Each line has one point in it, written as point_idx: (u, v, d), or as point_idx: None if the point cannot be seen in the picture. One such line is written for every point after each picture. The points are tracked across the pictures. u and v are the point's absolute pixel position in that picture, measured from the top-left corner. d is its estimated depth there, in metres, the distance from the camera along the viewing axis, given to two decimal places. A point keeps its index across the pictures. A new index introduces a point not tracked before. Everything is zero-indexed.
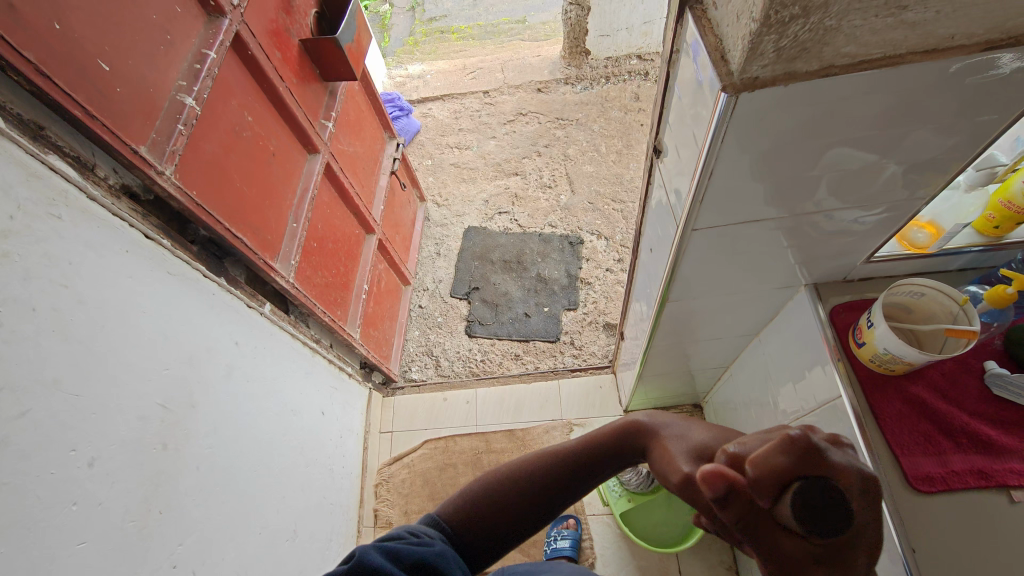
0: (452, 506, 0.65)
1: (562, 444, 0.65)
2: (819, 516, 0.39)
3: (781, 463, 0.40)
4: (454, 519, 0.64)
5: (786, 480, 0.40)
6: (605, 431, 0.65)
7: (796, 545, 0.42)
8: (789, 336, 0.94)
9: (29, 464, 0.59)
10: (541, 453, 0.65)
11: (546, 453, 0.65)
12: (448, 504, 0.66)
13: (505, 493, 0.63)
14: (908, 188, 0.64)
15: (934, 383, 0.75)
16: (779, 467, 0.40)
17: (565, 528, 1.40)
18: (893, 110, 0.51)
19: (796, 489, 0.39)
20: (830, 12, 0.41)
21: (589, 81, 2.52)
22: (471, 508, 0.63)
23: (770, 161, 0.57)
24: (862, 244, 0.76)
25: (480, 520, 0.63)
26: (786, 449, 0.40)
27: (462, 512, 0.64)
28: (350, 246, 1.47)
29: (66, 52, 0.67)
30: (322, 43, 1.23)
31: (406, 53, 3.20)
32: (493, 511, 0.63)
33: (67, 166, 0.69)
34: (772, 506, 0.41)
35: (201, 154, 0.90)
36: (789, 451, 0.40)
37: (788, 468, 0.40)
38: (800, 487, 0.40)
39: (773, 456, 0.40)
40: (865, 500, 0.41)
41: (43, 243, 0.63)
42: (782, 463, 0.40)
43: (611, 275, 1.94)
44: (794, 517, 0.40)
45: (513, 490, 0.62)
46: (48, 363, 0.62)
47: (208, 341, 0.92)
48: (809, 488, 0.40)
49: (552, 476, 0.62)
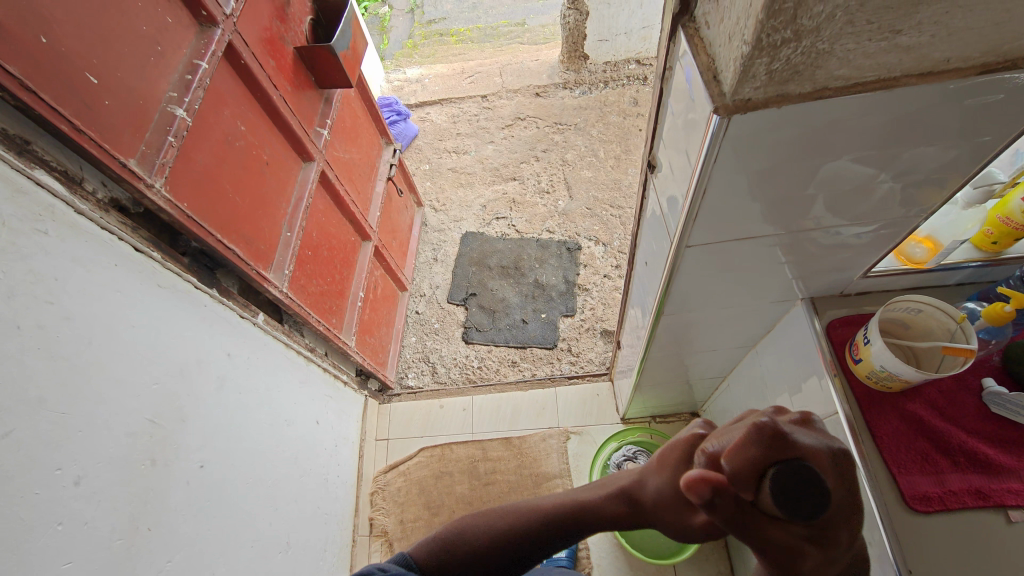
0: (433, 545, 0.67)
1: (552, 496, 0.67)
2: (797, 499, 0.44)
3: (753, 454, 0.45)
4: (433, 561, 0.66)
5: (762, 471, 0.45)
6: (598, 489, 0.66)
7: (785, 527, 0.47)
8: (786, 349, 0.93)
9: (12, 485, 0.58)
10: (531, 502, 0.67)
11: (536, 502, 0.67)
12: (428, 541, 0.68)
13: (488, 536, 0.64)
14: (905, 204, 0.63)
15: (931, 401, 0.74)
16: (751, 459, 0.45)
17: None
18: (888, 130, 0.50)
19: (773, 476, 0.44)
20: (822, 35, 0.40)
21: (587, 85, 2.52)
22: (451, 547, 0.65)
23: (765, 180, 0.56)
24: (859, 259, 0.75)
25: (459, 560, 0.65)
26: (754, 442, 0.45)
27: (443, 548, 0.66)
28: (346, 253, 1.46)
29: (53, 66, 0.66)
30: (317, 51, 1.22)
31: (405, 56, 3.20)
32: (472, 552, 0.64)
33: (54, 181, 0.68)
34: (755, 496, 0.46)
35: (193, 165, 0.89)
36: (757, 444, 0.45)
37: (760, 458, 0.45)
38: (775, 473, 0.44)
39: (744, 451, 0.45)
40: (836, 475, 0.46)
41: (28, 259, 0.62)
42: (753, 454, 0.45)
43: (608, 281, 1.93)
44: (776, 503, 0.44)
45: (497, 535, 0.64)
46: (32, 381, 0.61)
47: (200, 353, 0.91)
48: (783, 473, 0.44)
49: (537, 528, 0.64)
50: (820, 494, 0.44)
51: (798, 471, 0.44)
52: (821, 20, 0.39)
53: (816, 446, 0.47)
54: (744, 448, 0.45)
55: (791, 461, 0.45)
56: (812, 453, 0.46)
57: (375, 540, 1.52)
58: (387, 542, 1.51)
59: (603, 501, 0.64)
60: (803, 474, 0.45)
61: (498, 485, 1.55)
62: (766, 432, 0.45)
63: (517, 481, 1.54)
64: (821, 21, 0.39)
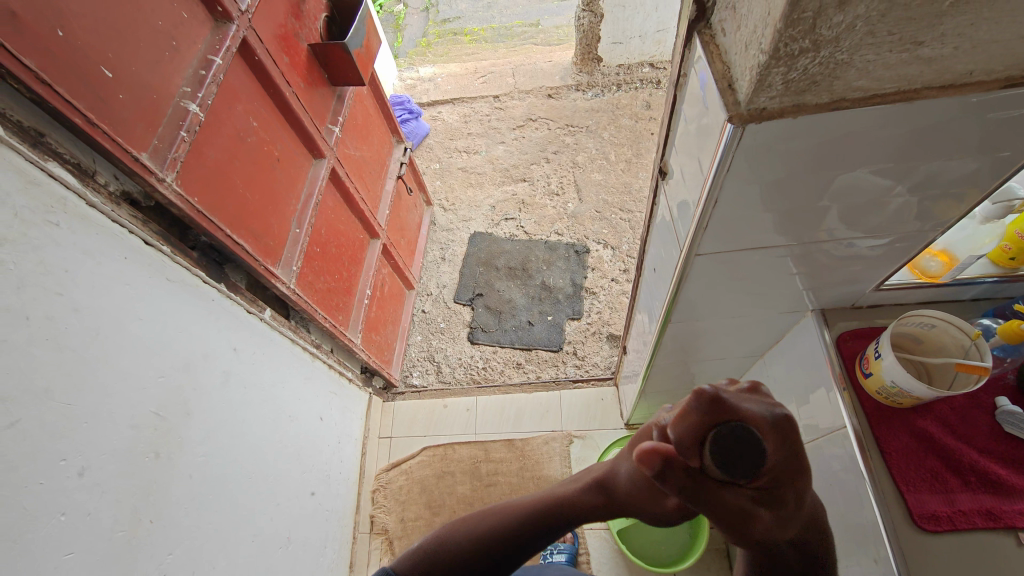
0: (412, 556, 0.64)
1: (529, 494, 0.64)
2: (735, 459, 0.45)
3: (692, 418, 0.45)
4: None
5: (701, 436, 0.45)
6: (572, 482, 0.64)
7: (735, 493, 0.47)
8: (794, 360, 0.92)
9: (17, 475, 0.58)
10: (507, 503, 0.64)
11: (512, 504, 0.63)
12: (406, 552, 0.65)
13: (468, 543, 0.61)
14: (921, 218, 0.62)
15: (943, 418, 0.73)
16: (693, 428, 0.45)
17: (562, 541, 1.39)
18: (906, 142, 0.49)
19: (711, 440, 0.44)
20: (841, 46, 0.39)
21: (600, 88, 2.50)
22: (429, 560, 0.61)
23: (778, 190, 0.55)
24: (871, 272, 0.74)
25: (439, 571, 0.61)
26: (694, 410, 0.45)
27: (422, 563, 0.62)
28: (354, 250, 1.46)
29: (68, 59, 0.67)
30: (331, 49, 1.23)
31: (418, 54, 3.20)
32: (452, 563, 0.60)
33: (67, 173, 0.68)
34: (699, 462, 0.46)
35: (204, 159, 0.89)
36: (696, 413, 0.44)
37: (699, 423, 0.45)
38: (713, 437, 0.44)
39: (686, 420, 0.45)
40: (778, 440, 0.45)
41: (39, 251, 0.63)
42: (694, 421, 0.45)
43: (616, 285, 1.92)
44: (716, 465, 0.45)
45: (477, 539, 0.61)
46: (40, 372, 0.62)
47: (206, 348, 0.91)
48: (721, 437, 0.45)
49: (516, 527, 0.61)
50: (756, 454, 0.45)
51: (735, 433, 0.44)
52: (841, 30, 0.38)
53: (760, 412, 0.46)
54: (686, 416, 0.45)
55: (730, 425, 0.45)
56: (756, 416, 0.45)
57: (376, 538, 1.52)
58: (387, 540, 1.51)
59: (578, 492, 0.61)
60: (740, 436, 0.45)
61: (500, 487, 1.55)
62: (707, 401, 0.44)
63: (519, 484, 1.54)
64: (841, 31, 0.38)
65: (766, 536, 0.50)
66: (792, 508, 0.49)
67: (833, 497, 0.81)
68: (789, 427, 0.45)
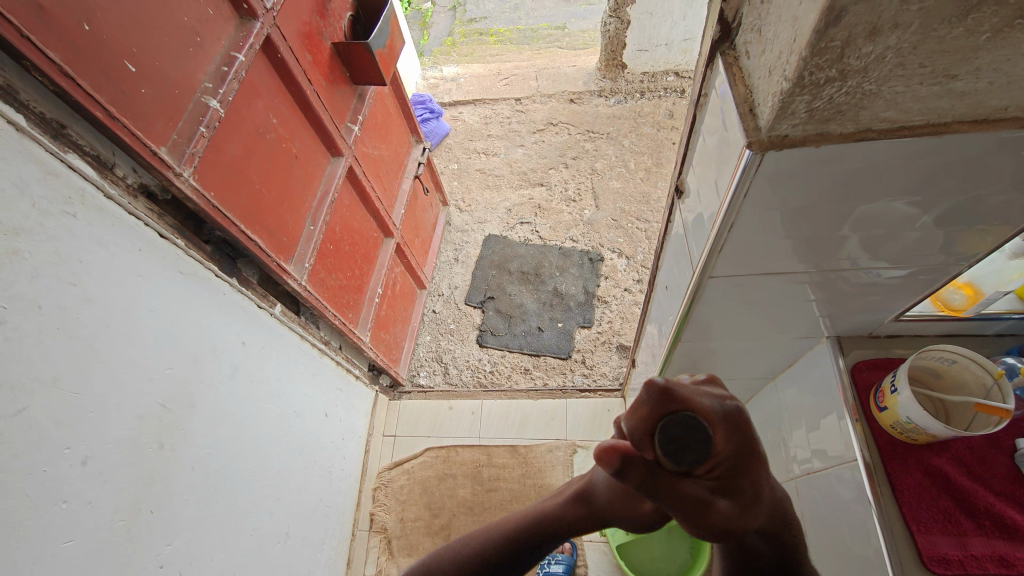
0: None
1: (513, 513, 0.62)
2: (685, 449, 0.45)
3: (643, 411, 0.45)
4: None
5: (652, 428, 0.45)
6: (555, 496, 0.62)
7: (691, 486, 0.47)
8: (807, 386, 0.90)
9: (20, 461, 0.59)
10: (491, 523, 0.61)
11: (495, 525, 0.61)
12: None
13: (453, 565, 0.58)
14: (947, 251, 0.60)
15: (959, 457, 0.70)
16: (644, 420, 0.45)
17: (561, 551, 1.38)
18: (934, 175, 0.47)
19: (661, 431, 0.45)
20: (869, 76, 0.38)
21: (623, 95, 2.48)
22: None
23: (799, 217, 0.53)
24: (891, 303, 0.72)
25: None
26: (644, 401, 0.45)
27: None
28: (367, 249, 1.47)
29: (92, 53, 0.68)
30: (354, 48, 1.23)
31: (442, 53, 3.20)
32: None
33: (86, 165, 0.69)
34: (654, 454, 0.46)
35: (222, 154, 0.90)
36: (647, 403, 0.45)
37: (650, 415, 0.45)
38: (663, 427, 0.45)
39: (638, 413, 0.45)
40: (726, 431, 0.45)
41: (54, 241, 0.64)
42: (647, 413, 0.45)
43: (629, 295, 1.90)
44: (670, 457, 0.45)
45: (463, 560, 0.58)
46: (49, 360, 0.63)
47: (214, 341, 0.92)
48: (672, 427, 0.45)
49: (499, 548, 0.58)
50: (705, 445, 0.45)
51: (687, 422, 0.45)
52: (870, 60, 0.36)
53: (711, 405, 0.46)
54: (637, 409, 0.46)
55: (681, 415, 0.45)
56: (706, 406, 0.45)
57: (374, 536, 1.52)
58: (385, 539, 1.51)
59: (560, 505, 0.59)
60: (689, 427, 0.45)
61: (501, 493, 1.54)
62: (657, 392, 0.44)
63: (520, 490, 1.53)
64: (869, 62, 0.37)
65: (728, 531, 0.49)
66: (751, 500, 0.49)
67: (839, 529, 0.79)
68: (739, 415, 0.46)
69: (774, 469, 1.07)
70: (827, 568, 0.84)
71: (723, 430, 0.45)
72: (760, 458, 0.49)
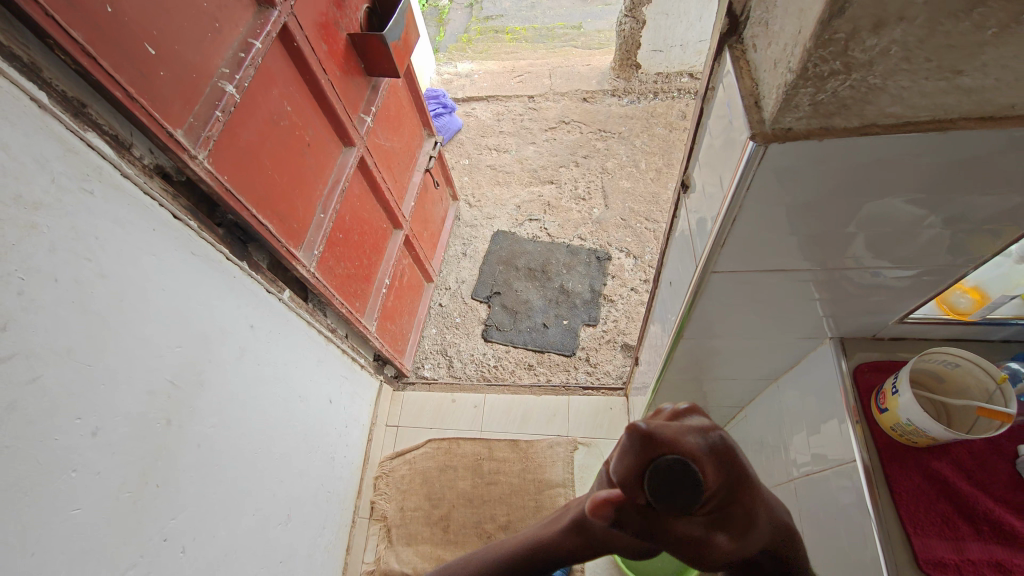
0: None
1: (519, 536, 0.63)
2: (677, 494, 0.44)
3: (630, 458, 0.44)
4: None
5: (641, 476, 0.44)
6: (556, 522, 0.61)
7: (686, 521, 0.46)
8: (809, 387, 0.90)
9: (32, 429, 0.61)
10: (507, 540, 0.65)
11: (505, 547, 0.63)
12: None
13: None
14: (953, 253, 0.60)
15: (959, 461, 0.70)
16: (631, 465, 0.44)
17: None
18: (942, 173, 0.47)
19: (651, 478, 0.43)
20: (875, 70, 0.38)
21: (636, 95, 2.48)
22: None
23: (804, 213, 0.54)
24: (896, 304, 0.71)
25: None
26: (629, 448, 0.44)
27: None
28: (376, 239, 1.49)
29: (113, 34, 0.69)
30: (369, 40, 1.24)
31: (458, 49, 3.20)
32: None
33: (104, 144, 0.71)
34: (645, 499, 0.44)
35: (237, 139, 0.92)
36: (632, 450, 0.43)
37: (636, 462, 0.44)
38: (652, 473, 0.43)
39: (623, 461, 0.44)
40: (712, 466, 0.45)
41: (72, 217, 0.66)
42: (632, 460, 0.44)
43: (635, 295, 1.90)
44: (663, 502, 0.44)
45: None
46: (63, 332, 0.65)
47: (224, 322, 0.94)
48: (660, 474, 0.43)
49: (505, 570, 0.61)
50: (696, 486, 0.44)
51: (677, 467, 0.43)
52: (875, 54, 0.37)
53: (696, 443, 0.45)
54: (624, 456, 0.45)
55: (668, 459, 0.43)
56: (693, 445, 0.45)
57: (374, 524, 1.54)
58: (385, 527, 1.53)
59: (557, 534, 0.58)
60: (678, 470, 0.43)
61: (500, 486, 1.55)
62: (641, 438, 0.43)
63: (519, 485, 1.54)
64: (874, 55, 0.37)
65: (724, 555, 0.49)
66: (743, 523, 0.49)
67: (837, 530, 0.79)
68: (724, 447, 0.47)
69: (774, 471, 1.07)
70: (823, 569, 0.85)
71: (710, 465, 0.45)
72: (749, 482, 0.49)
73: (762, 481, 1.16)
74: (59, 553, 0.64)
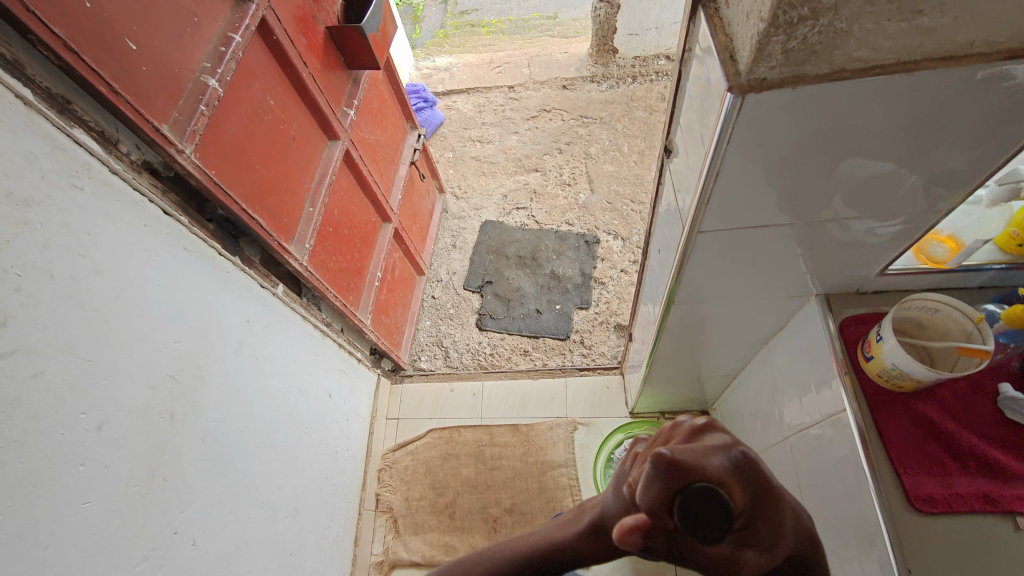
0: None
1: (527, 535, 0.62)
2: (705, 522, 0.41)
3: (657, 489, 0.41)
4: None
5: (669, 505, 0.41)
6: (567, 523, 0.61)
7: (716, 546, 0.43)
8: (798, 346, 0.93)
9: (38, 423, 0.61)
10: (509, 540, 0.63)
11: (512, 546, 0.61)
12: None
13: None
14: (927, 201, 0.62)
15: (945, 402, 0.73)
16: (659, 496, 0.41)
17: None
18: (911, 118, 0.49)
19: (679, 507, 0.41)
20: (840, 14, 0.40)
21: (615, 80, 2.50)
22: None
23: (783, 166, 0.56)
24: (876, 257, 0.74)
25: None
26: (654, 479, 0.41)
27: None
28: (366, 233, 1.49)
29: (94, 29, 0.70)
30: (347, 32, 1.25)
31: (435, 45, 3.20)
32: None
33: (91, 140, 0.71)
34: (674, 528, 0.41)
35: (222, 134, 0.92)
36: (658, 480, 0.41)
37: (663, 492, 0.41)
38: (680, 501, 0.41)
39: (648, 492, 0.42)
40: (734, 486, 0.43)
41: (63, 213, 0.66)
42: (657, 490, 0.41)
43: (625, 276, 1.93)
44: (693, 533, 0.41)
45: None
46: (62, 328, 0.65)
47: (220, 317, 0.94)
48: (690, 502, 0.41)
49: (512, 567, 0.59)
50: (725, 512, 0.41)
51: (702, 493, 0.41)
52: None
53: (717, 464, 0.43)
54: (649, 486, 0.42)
55: (694, 486, 0.41)
56: (714, 467, 0.43)
57: (380, 515, 1.56)
58: (391, 518, 1.55)
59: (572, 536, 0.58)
60: (705, 496, 0.41)
61: (503, 470, 1.57)
62: (666, 467, 0.41)
63: (522, 468, 1.56)
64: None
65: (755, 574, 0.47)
66: (775, 542, 0.46)
67: (833, 480, 0.82)
68: (743, 463, 0.45)
69: (770, 433, 1.10)
70: (821, 520, 0.88)
71: (732, 485, 0.43)
72: (776, 496, 0.46)
73: (758, 444, 1.19)
74: (72, 547, 0.65)
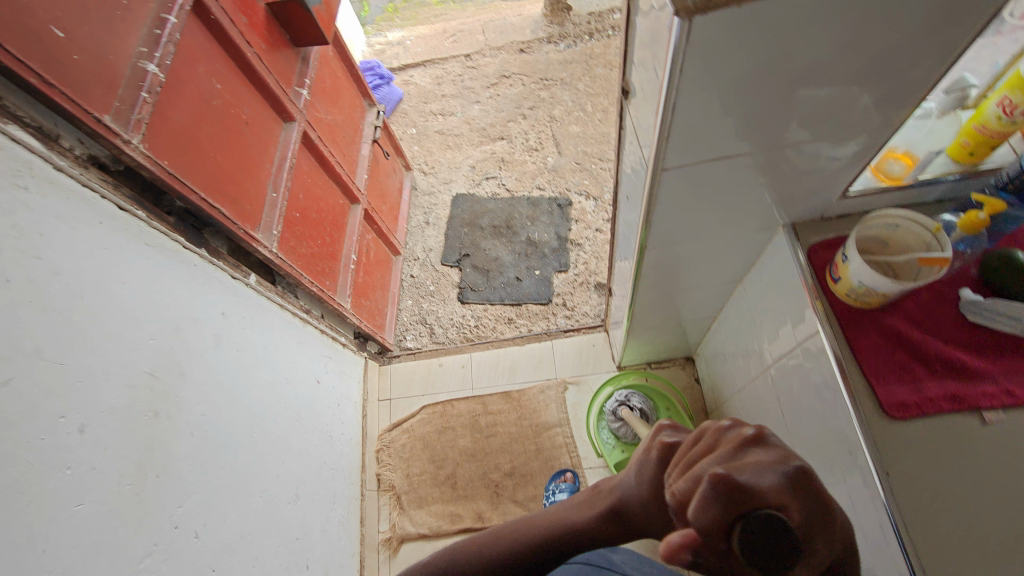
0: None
1: (545, 516, 0.63)
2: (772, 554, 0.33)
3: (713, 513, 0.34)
4: None
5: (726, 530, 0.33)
6: (586, 506, 0.61)
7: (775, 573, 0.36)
8: (770, 279, 0.95)
9: (17, 430, 0.60)
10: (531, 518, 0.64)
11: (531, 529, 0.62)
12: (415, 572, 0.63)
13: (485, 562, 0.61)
14: (880, 116, 0.63)
15: (910, 314, 0.77)
16: (713, 520, 0.34)
17: (561, 483, 1.44)
18: (856, 29, 0.50)
19: (739, 533, 0.33)
20: None
21: (572, 39, 2.46)
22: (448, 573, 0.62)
23: (738, 92, 0.56)
24: (837, 180, 0.75)
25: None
26: (709, 498, 0.34)
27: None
28: (335, 216, 1.47)
29: (17, 19, 0.65)
30: (289, 7, 1.20)
31: (385, 19, 3.09)
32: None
33: (29, 137, 0.68)
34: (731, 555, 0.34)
35: (171, 122, 0.89)
36: (713, 500, 0.33)
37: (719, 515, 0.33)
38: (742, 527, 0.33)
39: (701, 514, 0.34)
40: (803, 509, 0.35)
41: (11, 215, 0.63)
42: (712, 515, 0.33)
43: (600, 235, 1.94)
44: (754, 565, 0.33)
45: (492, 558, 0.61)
46: (28, 332, 0.63)
47: (193, 311, 0.93)
48: (752, 529, 0.33)
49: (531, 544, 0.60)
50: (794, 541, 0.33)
51: (767, 520, 0.33)
52: None
53: (781, 481, 0.35)
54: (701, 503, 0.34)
55: (758, 511, 0.33)
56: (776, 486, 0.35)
57: (384, 494, 1.58)
58: (394, 495, 1.57)
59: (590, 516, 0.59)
60: (770, 525, 0.33)
61: (499, 436, 1.61)
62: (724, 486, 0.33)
63: (518, 432, 1.59)
64: None
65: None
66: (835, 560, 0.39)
67: (813, 402, 0.85)
68: (809, 480, 0.36)
69: (751, 367, 1.14)
70: (804, 441, 0.92)
71: (799, 507, 0.35)
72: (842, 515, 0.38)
73: (741, 381, 1.23)
74: (71, 549, 0.64)
